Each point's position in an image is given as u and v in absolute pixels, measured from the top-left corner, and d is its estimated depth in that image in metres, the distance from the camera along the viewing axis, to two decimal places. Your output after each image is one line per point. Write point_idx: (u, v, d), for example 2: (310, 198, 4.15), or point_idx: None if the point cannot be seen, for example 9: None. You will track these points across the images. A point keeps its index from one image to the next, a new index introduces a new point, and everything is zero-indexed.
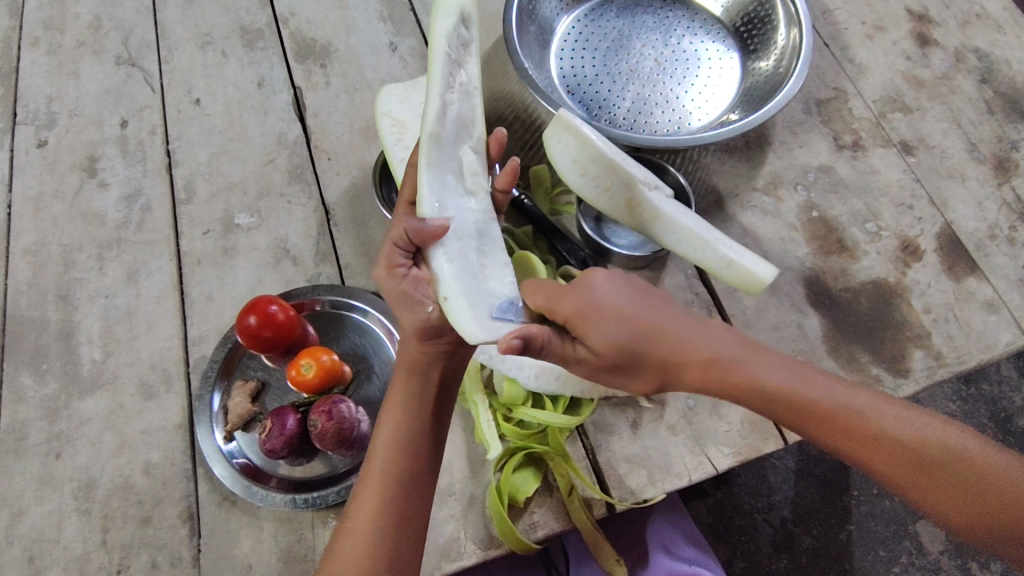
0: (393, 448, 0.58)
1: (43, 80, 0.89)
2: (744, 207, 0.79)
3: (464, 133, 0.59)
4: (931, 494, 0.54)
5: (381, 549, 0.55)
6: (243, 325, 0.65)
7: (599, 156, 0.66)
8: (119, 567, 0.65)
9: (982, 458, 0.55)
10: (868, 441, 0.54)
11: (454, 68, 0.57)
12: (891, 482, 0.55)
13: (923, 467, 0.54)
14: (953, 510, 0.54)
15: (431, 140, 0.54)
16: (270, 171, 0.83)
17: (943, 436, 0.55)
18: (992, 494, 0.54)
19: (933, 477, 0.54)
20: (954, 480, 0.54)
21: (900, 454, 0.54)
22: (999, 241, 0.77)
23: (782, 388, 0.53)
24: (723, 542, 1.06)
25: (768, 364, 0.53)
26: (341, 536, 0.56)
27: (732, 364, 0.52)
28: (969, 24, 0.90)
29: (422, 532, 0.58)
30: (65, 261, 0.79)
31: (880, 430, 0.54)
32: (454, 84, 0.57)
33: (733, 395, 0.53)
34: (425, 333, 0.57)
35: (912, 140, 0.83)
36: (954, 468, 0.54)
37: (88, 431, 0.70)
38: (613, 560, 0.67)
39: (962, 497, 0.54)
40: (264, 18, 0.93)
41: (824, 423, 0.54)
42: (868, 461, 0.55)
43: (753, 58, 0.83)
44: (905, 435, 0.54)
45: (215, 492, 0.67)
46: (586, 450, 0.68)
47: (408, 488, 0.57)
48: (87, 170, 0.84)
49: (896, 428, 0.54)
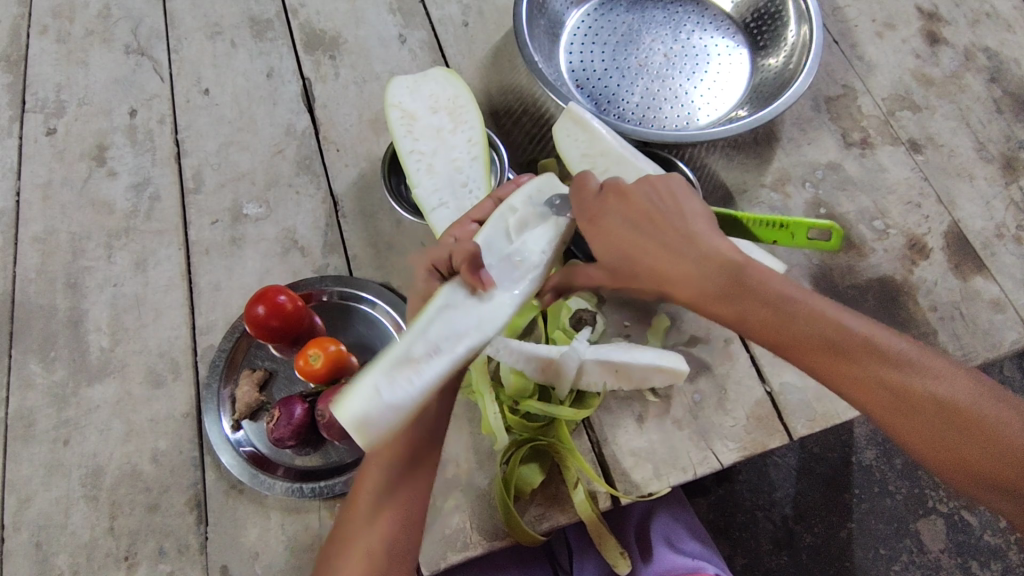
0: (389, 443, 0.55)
1: (52, 68, 0.89)
2: (751, 203, 0.79)
3: (444, 322, 0.55)
4: (928, 445, 0.49)
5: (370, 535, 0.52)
6: (251, 314, 0.66)
7: (609, 150, 0.68)
8: (126, 554, 0.65)
9: (982, 411, 0.48)
10: (845, 376, 0.50)
11: (409, 366, 0.52)
12: (885, 425, 0.50)
13: (933, 415, 0.48)
14: (940, 459, 0.49)
15: (483, 326, 0.56)
16: (279, 161, 0.83)
17: (955, 387, 0.49)
18: (999, 455, 0.47)
19: (929, 425, 0.48)
20: (946, 426, 0.48)
21: (880, 392, 0.49)
22: (1006, 240, 0.77)
23: (770, 321, 0.51)
24: (724, 538, 1.06)
25: (759, 292, 0.52)
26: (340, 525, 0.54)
27: (711, 293, 0.53)
28: (978, 23, 0.90)
29: (417, 522, 0.54)
30: (75, 249, 0.79)
31: (870, 373, 0.49)
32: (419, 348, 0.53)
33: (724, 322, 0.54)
34: None
35: (920, 138, 0.83)
36: (944, 418, 0.48)
37: (97, 418, 0.71)
38: (617, 553, 0.67)
39: (952, 440, 0.48)
40: (274, 9, 0.92)
41: (824, 359, 0.50)
42: (851, 397, 0.51)
43: (763, 54, 0.83)
44: (892, 374, 0.49)
45: (222, 480, 0.67)
46: (593, 443, 0.68)
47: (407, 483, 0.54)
48: (96, 158, 0.84)
49: (882, 368, 0.49)
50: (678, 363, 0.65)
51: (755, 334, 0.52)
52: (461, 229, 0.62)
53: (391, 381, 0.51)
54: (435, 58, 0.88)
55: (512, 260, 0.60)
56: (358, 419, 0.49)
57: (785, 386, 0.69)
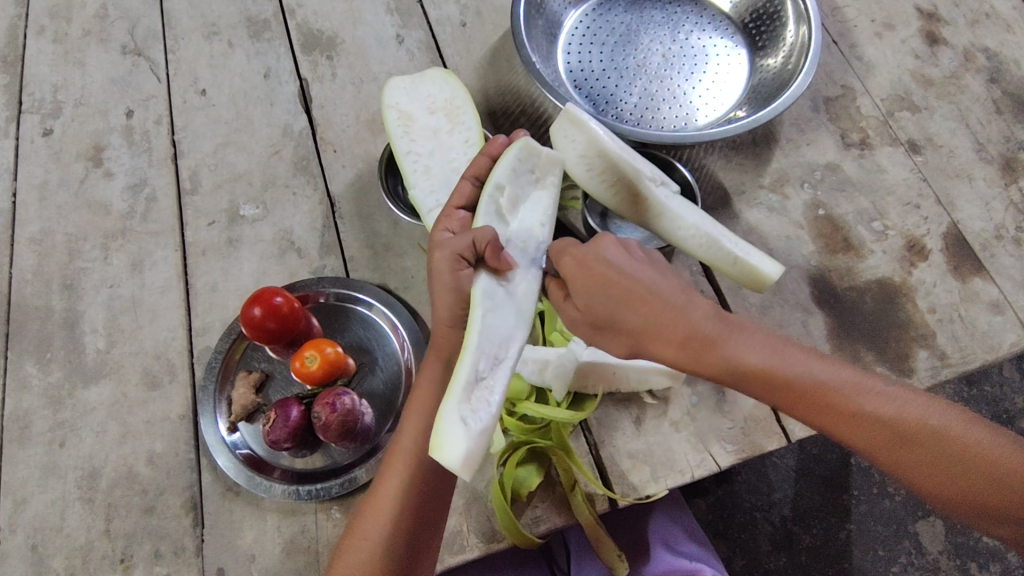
0: (422, 449, 0.56)
1: (49, 68, 0.89)
2: (750, 204, 0.79)
3: (493, 325, 0.53)
4: (923, 475, 0.49)
5: (401, 540, 0.55)
6: (248, 316, 0.65)
7: (605, 150, 0.66)
8: (123, 556, 0.65)
9: (969, 437, 0.49)
10: (843, 417, 0.49)
11: (480, 389, 0.51)
12: (878, 461, 0.50)
13: (930, 447, 0.49)
14: (942, 488, 0.50)
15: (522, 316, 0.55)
16: (276, 163, 0.82)
17: (940, 414, 0.50)
18: (989, 477, 0.49)
19: (924, 456, 0.49)
20: (943, 457, 0.49)
21: (878, 431, 0.49)
22: (1005, 241, 0.77)
23: (761, 366, 0.49)
24: (723, 539, 1.06)
25: (746, 338, 0.50)
26: (359, 519, 0.56)
27: (707, 342, 0.49)
28: (978, 23, 0.89)
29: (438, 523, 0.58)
30: (71, 251, 0.79)
31: (862, 409, 0.49)
32: (484, 365, 0.51)
33: (716, 376, 0.50)
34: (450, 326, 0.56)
35: (919, 139, 0.82)
36: (940, 448, 0.49)
37: (93, 420, 0.71)
38: (615, 556, 0.66)
39: (947, 470, 0.49)
40: (271, 9, 0.92)
41: (816, 403, 0.49)
42: (845, 437, 0.50)
43: (761, 54, 0.83)
44: (884, 412, 0.49)
45: (219, 482, 0.67)
46: (590, 445, 0.68)
47: (435, 486, 0.57)
48: (93, 159, 0.84)
49: (874, 403, 0.49)
50: None
51: (749, 385, 0.50)
52: (450, 219, 0.59)
53: (471, 409, 0.49)
54: (432, 59, 0.88)
55: (517, 243, 0.59)
56: (463, 456, 0.47)
57: None
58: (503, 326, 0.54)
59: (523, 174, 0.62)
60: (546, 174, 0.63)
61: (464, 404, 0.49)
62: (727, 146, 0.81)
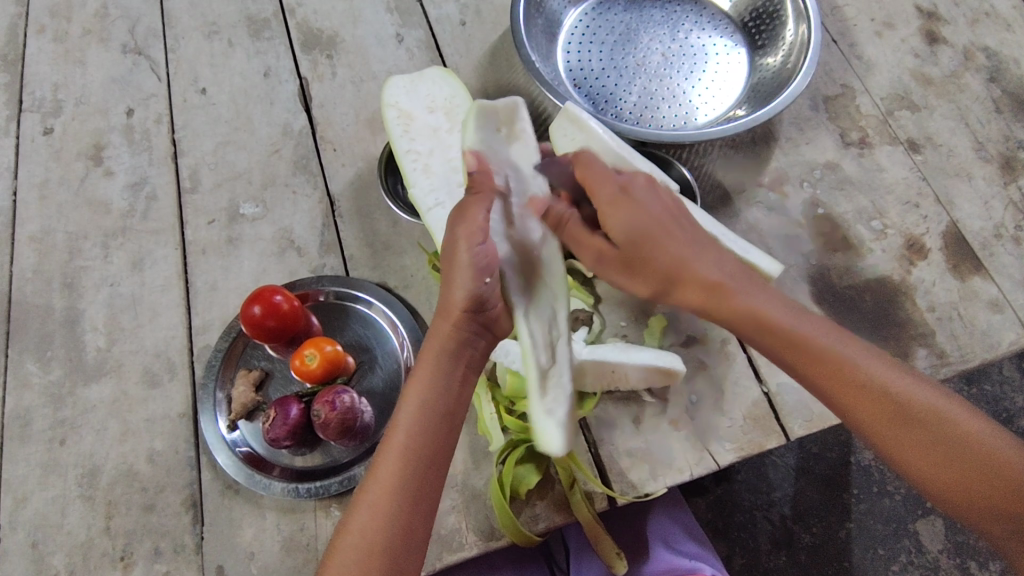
0: (421, 432, 0.51)
1: (49, 67, 0.89)
2: (749, 203, 0.79)
3: (538, 319, 0.59)
4: (921, 459, 0.49)
5: (398, 529, 0.49)
6: (248, 314, 0.65)
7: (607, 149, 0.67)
8: (122, 554, 0.65)
9: (977, 432, 0.49)
10: (846, 383, 0.50)
11: (551, 379, 0.59)
12: (878, 438, 0.50)
13: (929, 433, 0.49)
14: (940, 480, 0.49)
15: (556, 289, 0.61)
16: (275, 161, 0.82)
17: (947, 404, 0.50)
18: (992, 474, 0.48)
19: (930, 442, 0.48)
20: (947, 447, 0.48)
21: (882, 404, 0.49)
22: (1005, 240, 0.76)
23: (776, 321, 0.51)
24: (722, 538, 1.06)
25: (761, 292, 0.52)
26: (353, 510, 0.50)
27: (725, 288, 0.51)
28: (977, 23, 0.89)
29: (434, 517, 0.52)
30: (71, 249, 0.79)
31: (870, 379, 0.49)
32: (546, 357, 0.59)
33: (734, 325, 0.52)
34: (470, 306, 0.53)
35: (919, 138, 0.82)
36: (941, 435, 0.49)
37: (92, 418, 0.71)
38: (613, 552, 0.66)
39: (949, 460, 0.48)
40: (270, 8, 0.92)
41: (822, 368, 0.50)
42: (848, 407, 0.50)
43: (761, 54, 0.83)
44: (891, 387, 0.49)
45: (218, 480, 0.67)
46: (589, 443, 0.68)
47: (436, 470, 0.51)
48: (93, 158, 0.84)
49: (882, 377, 0.50)
50: (674, 363, 0.65)
51: (764, 337, 0.51)
52: None
53: (551, 399, 0.58)
54: (432, 57, 0.88)
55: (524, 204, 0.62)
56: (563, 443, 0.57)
57: (781, 386, 0.69)
58: (540, 314, 0.60)
59: (491, 133, 0.65)
60: (511, 125, 0.66)
61: (544, 401, 0.58)
62: (727, 144, 0.81)
